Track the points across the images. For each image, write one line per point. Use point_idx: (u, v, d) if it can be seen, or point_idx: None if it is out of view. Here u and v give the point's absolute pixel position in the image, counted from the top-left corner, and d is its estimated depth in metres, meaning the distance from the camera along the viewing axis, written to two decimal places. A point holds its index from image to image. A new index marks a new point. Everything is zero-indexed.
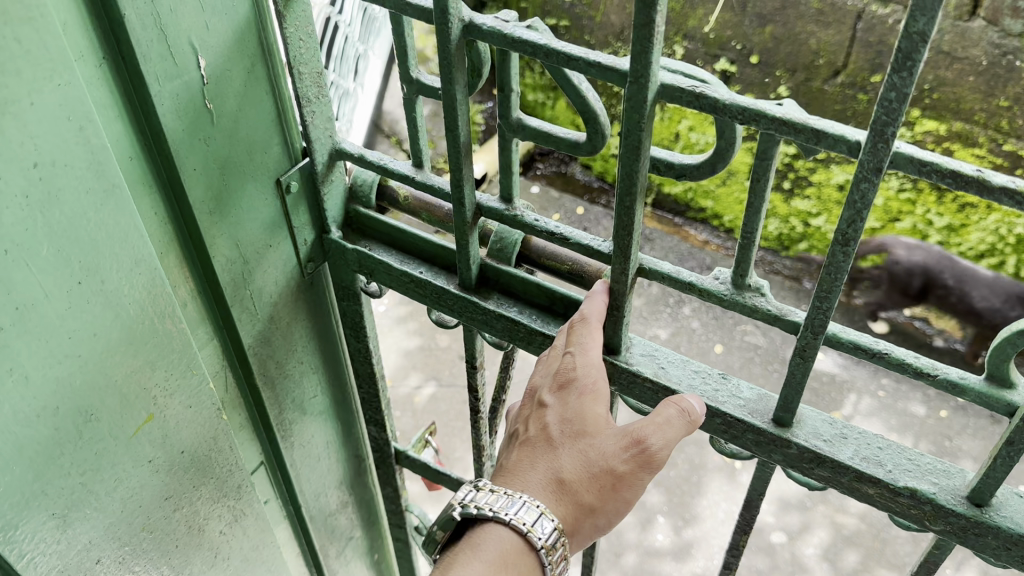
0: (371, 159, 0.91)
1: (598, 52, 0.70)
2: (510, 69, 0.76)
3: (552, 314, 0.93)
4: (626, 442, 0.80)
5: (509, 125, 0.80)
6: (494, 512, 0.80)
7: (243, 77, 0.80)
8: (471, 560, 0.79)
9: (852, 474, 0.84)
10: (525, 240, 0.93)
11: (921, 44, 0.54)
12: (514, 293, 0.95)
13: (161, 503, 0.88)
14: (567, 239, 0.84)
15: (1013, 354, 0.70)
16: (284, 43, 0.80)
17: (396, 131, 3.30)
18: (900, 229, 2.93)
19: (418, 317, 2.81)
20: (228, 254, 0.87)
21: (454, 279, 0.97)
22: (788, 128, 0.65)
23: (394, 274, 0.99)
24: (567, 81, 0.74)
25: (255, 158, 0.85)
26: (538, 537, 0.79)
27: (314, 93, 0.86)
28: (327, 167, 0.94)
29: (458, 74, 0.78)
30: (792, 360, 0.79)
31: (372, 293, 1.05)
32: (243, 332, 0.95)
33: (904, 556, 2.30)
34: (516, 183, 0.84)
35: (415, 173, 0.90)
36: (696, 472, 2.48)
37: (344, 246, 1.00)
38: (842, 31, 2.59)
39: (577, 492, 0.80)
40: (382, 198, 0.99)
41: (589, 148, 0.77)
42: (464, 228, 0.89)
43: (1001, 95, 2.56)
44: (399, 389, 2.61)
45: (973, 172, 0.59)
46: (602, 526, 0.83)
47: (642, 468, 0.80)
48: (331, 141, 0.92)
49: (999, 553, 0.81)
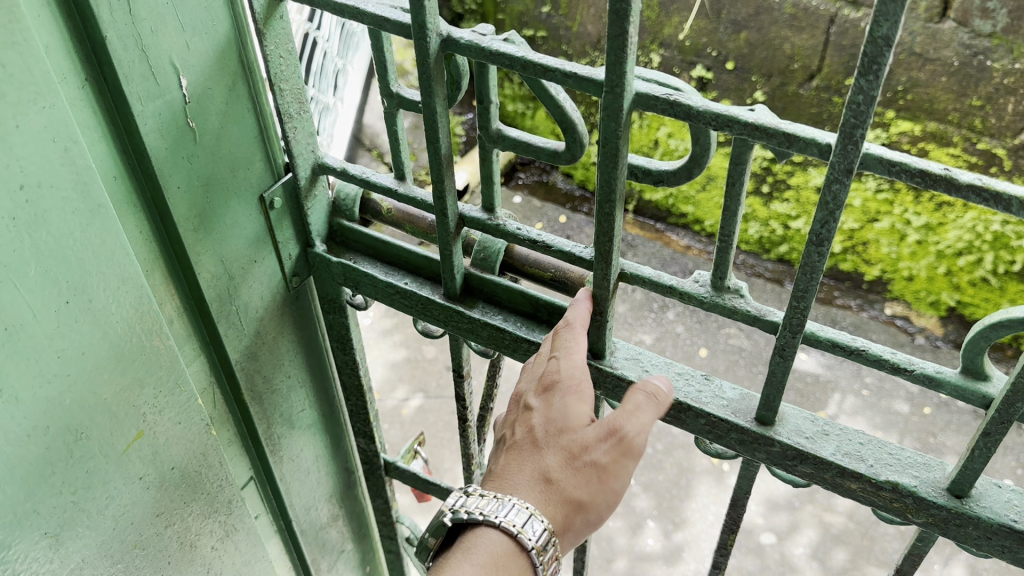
0: (354, 173, 0.92)
1: (574, 64, 0.71)
2: (489, 81, 0.78)
3: (537, 321, 0.95)
4: (604, 433, 0.81)
5: (489, 136, 0.81)
6: (485, 515, 0.80)
7: (225, 95, 0.80)
8: (463, 563, 0.79)
9: (835, 470, 0.85)
10: (507, 249, 0.94)
11: (885, 48, 0.55)
12: (498, 300, 0.97)
13: (153, 519, 0.88)
14: (547, 246, 0.85)
15: (986, 349, 0.72)
16: (264, 60, 0.81)
17: (377, 144, 3.31)
18: (878, 229, 2.96)
19: (403, 329, 2.81)
20: (214, 269, 0.88)
21: (439, 289, 0.98)
22: (760, 132, 0.67)
23: (379, 286, 1.00)
24: (545, 91, 0.75)
25: (237, 175, 0.86)
26: (528, 538, 0.79)
27: (295, 110, 0.87)
28: (310, 181, 0.95)
29: (437, 86, 0.79)
30: (772, 359, 0.80)
31: (357, 305, 1.06)
32: (231, 349, 0.95)
33: (893, 553, 2.32)
34: (497, 193, 0.86)
35: (398, 185, 0.91)
36: (685, 476, 2.49)
37: (329, 259, 1.01)
38: (816, 36, 2.61)
39: (565, 489, 0.81)
40: (366, 211, 1.00)
41: (568, 157, 0.78)
42: (448, 238, 0.90)
43: (973, 95, 2.60)
44: (387, 402, 2.61)
45: (940, 170, 0.60)
46: (592, 522, 0.84)
47: (623, 457, 0.81)
48: (313, 156, 0.93)
49: (979, 543, 0.82)
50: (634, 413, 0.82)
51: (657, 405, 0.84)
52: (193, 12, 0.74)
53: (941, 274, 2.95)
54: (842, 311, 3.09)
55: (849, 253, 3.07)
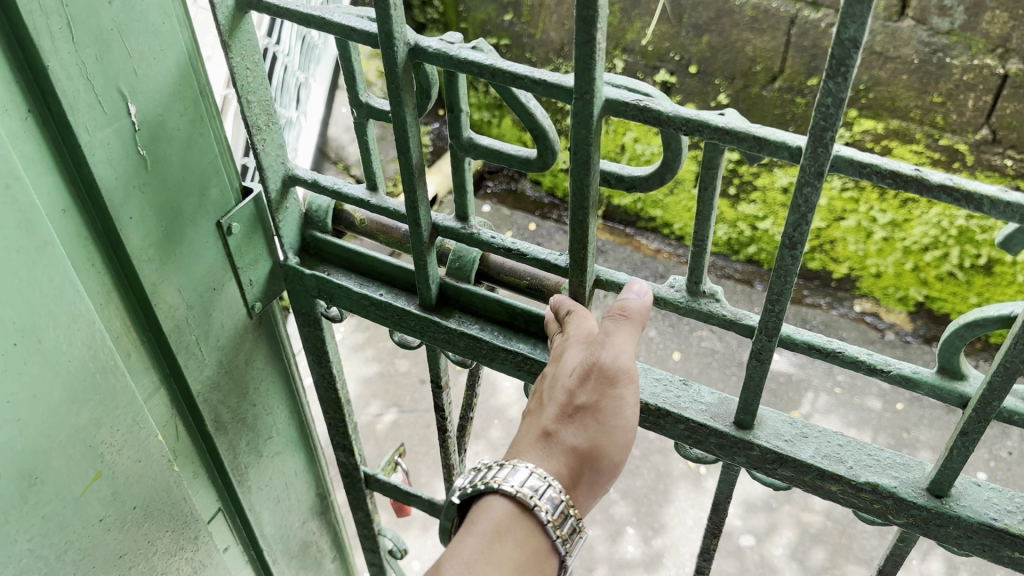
0: (324, 183, 0.90)
1: (542, 70, 0.70)
2: (458, 89, 0.76)
3: (515, 330, 0.94)
4: (584, 372, 0.80)
5: (460, 144, 0.80)
6: (486, 484, 0.81)
7: (180, 120, 0.78)
8: (468, 534, 0.79)
9: (815, 473, 0.84)
10: (482, 257, 0.93)
11: (852, 50, 0.55)
12: (475, 310, 0.95)
13: (115, 559, 0.86)
14: (524, 254, 0.86)
15: (962, 347, 0.72)
16: (229, 71, 0.80)
17: (343, 157, 3.28)
18: (844, 227, 2.98)
19: (374, 343, 2.78)
20: (173, 300, 0.85)
21: (414, 300, 0.96)
22: (731, 137, 0.66)
23: (353, 297, 0.98)
24: (514, 99, 0.74)
25: (194, 202, 0.83)
26: (529, 498, 0.79)
27: (263, 121, 0.86)
28: (279, 193, 0.92)
29: (405, 96, 0.77)
30: (749, 365, 0.80)
31: (331, 317, 1.05)
32: (192, 380, 0.92)
33: (871, 550, 2.33)
34: (472, 202, 0.85)
35: (369, 195, 0.90)
36: (662, 481, 2.49)
37: (301, 271, 0.98)
38: (777, 37, 2.63)
39: (564, 440, 0.81)
40: (338, 221, 0.98)
41: (539, 164, 0.78)
42: (422, 249, 0.88)
43: (933, 92, 2.62)
44: (360, 418, 2.57)
45: (911, 172, 0.61)
46: (602, 472, 0.82)
47: (609, 389, 0.79)
48: (283, 168, 0.90)
49: (960, 541, 0.82)
50: (607, 337, 0.80)
51: (632, 315, 0.80)
52: (144, 37, 0.71)
53: (909, 270, 2.98)
54: (812, 309, 3.10)
55: (817, 252, 3.09)
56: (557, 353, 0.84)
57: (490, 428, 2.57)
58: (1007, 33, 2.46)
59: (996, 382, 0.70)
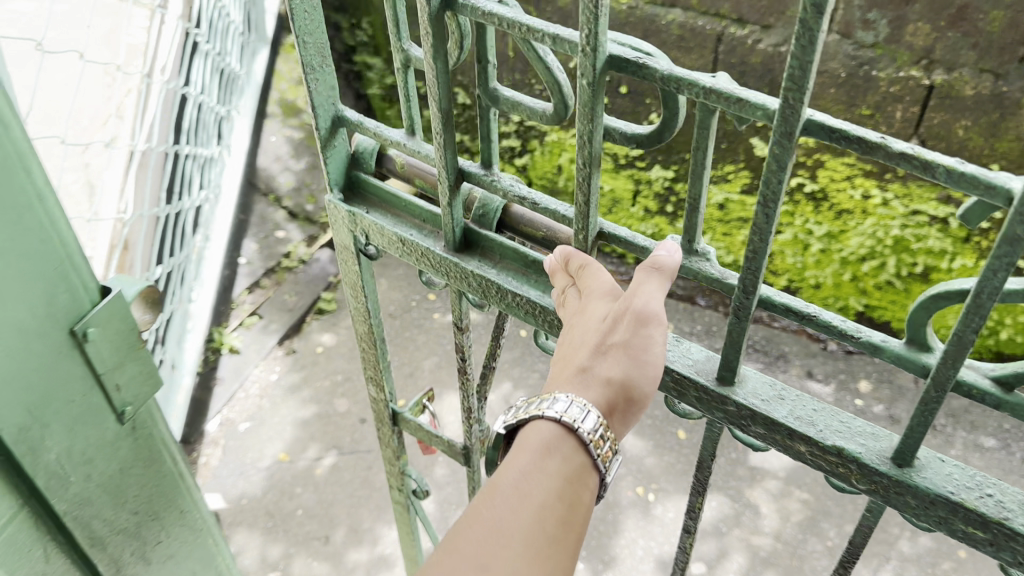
0: (368, 125, 1.12)
1: (557, 26, 0.80)
2: (486, 40, 0.89)
3: (526, 278, 1.07)
4: (621, 312, 0.86)
5: (487, 94, 0.93)
6: (533, 411, 0.84)
7: (9, 228, 0.69)
8: (520, 456, 0.82)
9: (785, 430, 0.90)
10: (505, 208, 1.08)
11: (817, 16, 0.64)
12: (493, 257, 1.10)
13: None
14: (536, 204, 0.98)
15: (925, 318, 0.78)
16: (292, 14, 1.02)
17: (273, 188, 3.15)
18: (782, 240, 3.00)
19: (311, 384, 2.70)
20: (18, 423, 0.74)
21: (440, 241, 1.13)
22: (718, 97, 0.75)
23: (386, 234, 1.17)
24: (535, 51, 0.85)
25: (37, 314, 0.73)
26: (573, 420, 0.82)
27: (318, 63, 1.08)
28: (330, 132, 1.15)
29: (439, 42, 0.89)
30: (730, 320, 0.88)
31: (368, 252, 1.24)
32: (55, 503, 0.81)
33: (822, 570, 2.31)
34: (493, 149, 0.99)
35: (406, 138, 1.09)
36: (611, 511, 2.44)
37: (340, 205, 1.20)
38: (705, 55, 2.62)
39: (602, 372, 0.84)
40: (381, 164, 1.19)
41: (553, 114, 0.89)
42: (448, 192, 1.03)
43: (862, 104, 2.64)
44: (298, 463, 2.48)
45: (874, 139, 0.68)
46: (635, 405, 0.86)
47: (643, 327, 0.85)
48: (334, 109, 1.14)
49: (917, 510, 0.86)
50: (641, 284, 0.86)
51: (663, 268, 0.86)
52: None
53: (847, 280, 2.97)
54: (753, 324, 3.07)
55: None
56: (586, 305, 0.90)
57: (434, 466, 2.49)
58: (930, 45, 2.46)
59: (949, 355, 0.75)
